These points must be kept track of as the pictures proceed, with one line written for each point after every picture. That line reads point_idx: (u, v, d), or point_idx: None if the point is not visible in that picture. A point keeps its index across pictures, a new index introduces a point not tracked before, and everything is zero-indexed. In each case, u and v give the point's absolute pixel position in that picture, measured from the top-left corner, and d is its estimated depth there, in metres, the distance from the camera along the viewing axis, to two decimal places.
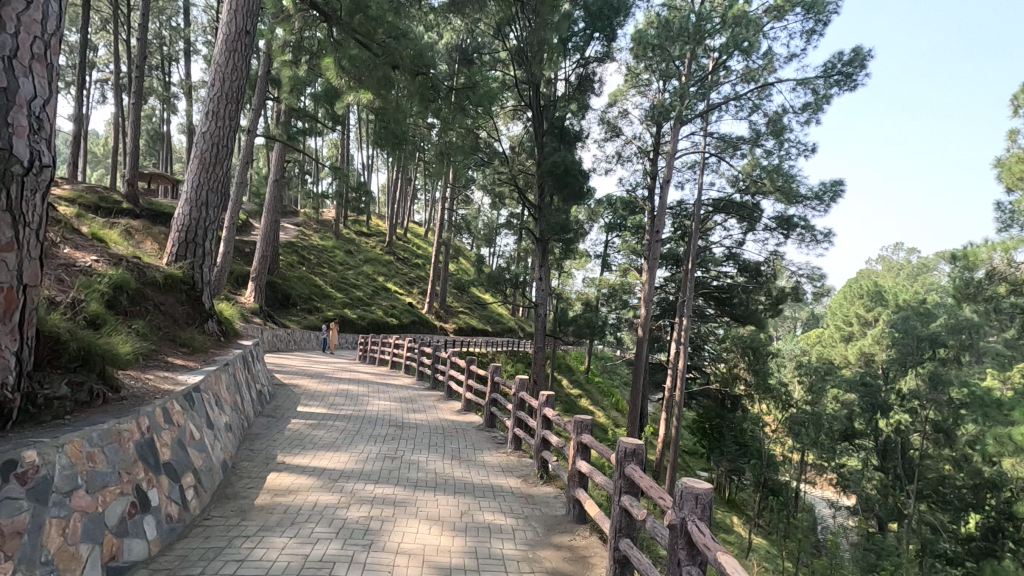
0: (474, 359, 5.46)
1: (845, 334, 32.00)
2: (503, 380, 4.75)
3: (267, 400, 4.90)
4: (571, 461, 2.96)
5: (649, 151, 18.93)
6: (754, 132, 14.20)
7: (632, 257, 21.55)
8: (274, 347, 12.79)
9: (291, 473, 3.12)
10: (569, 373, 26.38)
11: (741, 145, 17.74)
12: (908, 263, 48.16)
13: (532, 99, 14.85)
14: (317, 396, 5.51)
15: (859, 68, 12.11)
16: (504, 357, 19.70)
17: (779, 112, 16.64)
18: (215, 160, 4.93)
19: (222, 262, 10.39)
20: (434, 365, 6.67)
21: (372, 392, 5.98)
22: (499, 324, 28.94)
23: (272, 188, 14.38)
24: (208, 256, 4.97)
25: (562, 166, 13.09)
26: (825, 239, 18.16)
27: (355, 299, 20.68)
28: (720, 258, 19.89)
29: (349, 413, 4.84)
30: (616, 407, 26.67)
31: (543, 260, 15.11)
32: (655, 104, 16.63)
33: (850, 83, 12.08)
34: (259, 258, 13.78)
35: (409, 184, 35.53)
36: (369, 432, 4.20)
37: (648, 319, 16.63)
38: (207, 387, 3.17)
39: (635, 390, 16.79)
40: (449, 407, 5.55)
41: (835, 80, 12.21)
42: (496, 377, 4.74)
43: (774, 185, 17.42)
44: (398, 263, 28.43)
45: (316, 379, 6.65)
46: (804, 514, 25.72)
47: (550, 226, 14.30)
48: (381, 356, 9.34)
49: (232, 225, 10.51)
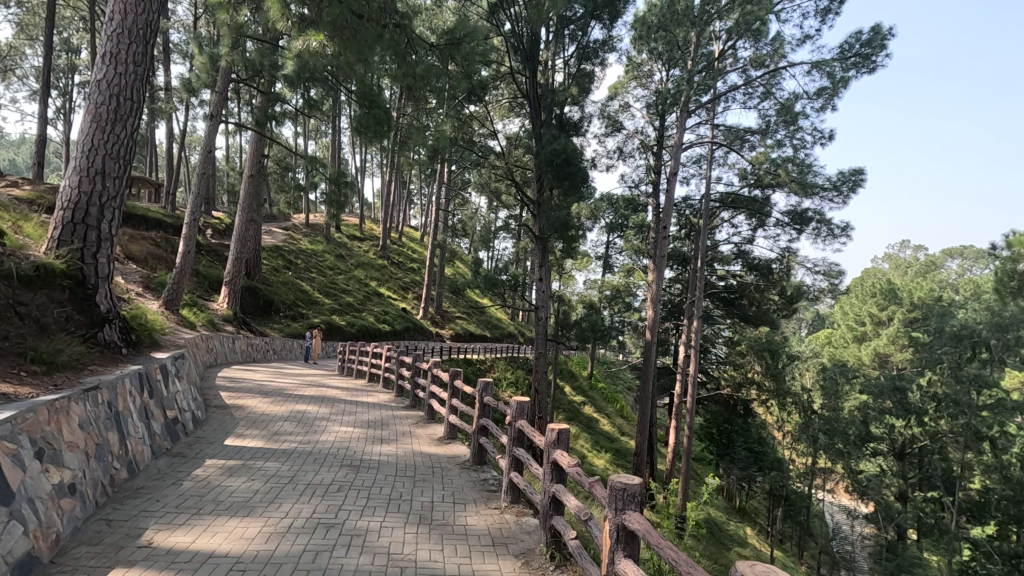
0: (460, 371, 4.24)
1: (856, 334, 30.82)
2: (495, 402, 3.54)
3: (184, 430, 3.69)
4: (608, 552, 1.93)
5: (653, 145, 17.87)
6: (766, 122, 13.19)
7: (637, 257, 20.43)
8: (248, 358, 11.65)
9: (147, 568, 1.93)
10: (572, 379, 25.23)
11: (751, 136, 16.66)
12: (915, 260, 47.10)
13: (528, 88, 13.74)
14: (259, 421, 4.31)
15: (880, 48, 10.95)
16: (502, 364, 18.58)
17: (792, 99, 15.50)
18: (114, 116, 3.76)
19: (181, 263, 9.17)
20: (414, 380, 5.49)
21: (333, 413, 4.80)
22: (498, 329, 27.78)
23: (247, 184, 13.23)
24: (108, 244, 3.81)
25: (563, 155, 12.03)
26: (841, 233, 17.08)
27: (345, 305, 19.55)
28: (728, 256, 18.81)
29: (293, 447, 3.62)
30: (621, 414, 25.52)
31: (544, 260, 14.01)
32: (659, 93, 15.57)
33: (869, 65, 10.92)
34: (233, 259, 12.62)
35: (403, 187, 34.38)
36: (308, 479, 3.01)
37: (656, 321, 15.48)
38: (19, 430, 1.98)
39: (643, 399, 15.60)
40: (426, 432, 4.37)
41: (852, 62, 11.06)
42: (486, 398, 3.54)
43: (787, 176, 16.31)
44: (392, 268, 27.30)
45: (270, 398, 5.45)
46: (818, 523, 24.63)
47: (549, 222, 13.17)
48: (359, 367, 8.17)
49: (193, 221, 9.34)
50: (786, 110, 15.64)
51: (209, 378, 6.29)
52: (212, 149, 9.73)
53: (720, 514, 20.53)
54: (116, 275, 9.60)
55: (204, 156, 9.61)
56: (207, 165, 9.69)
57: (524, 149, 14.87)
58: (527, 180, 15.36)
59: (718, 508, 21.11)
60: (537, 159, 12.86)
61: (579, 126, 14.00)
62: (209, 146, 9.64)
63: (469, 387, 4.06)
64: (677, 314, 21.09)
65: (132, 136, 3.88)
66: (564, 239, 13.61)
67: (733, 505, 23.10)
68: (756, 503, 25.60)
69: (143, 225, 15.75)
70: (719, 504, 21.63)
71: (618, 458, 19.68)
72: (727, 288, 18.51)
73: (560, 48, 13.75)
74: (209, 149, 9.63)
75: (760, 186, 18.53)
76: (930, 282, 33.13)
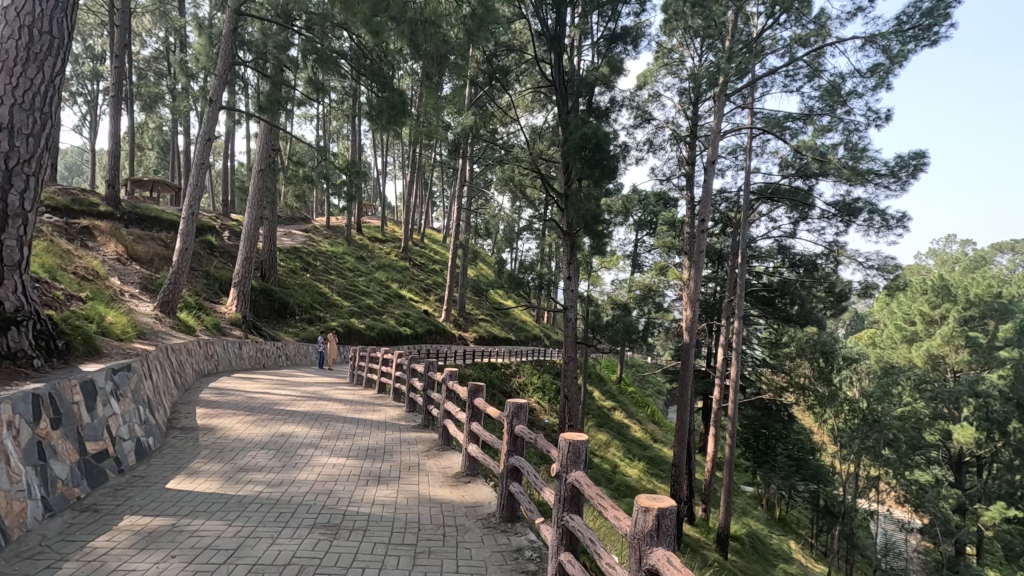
0: (481, 387, 3.26)
1: (906, 334, 28.25)
2: (532, 434, 2.54)
3: (114, 468, 2.77)
4: None
5: (685, 135, 16.72)
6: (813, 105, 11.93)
7: (670, 255, 19.17)
8: (258, 365, 10.91)
9: None
10: (601, 384, 24.06)
11: (795, 121, 15.35)
12: (963, 255, 44.36)
13: (554, 74, 12.75)
14: (226, 451, 3.35)
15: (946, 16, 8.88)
16: (528, 369, 17.60)
17: (840, 77, 14.04)
18: (25, 53, 3.25)
19: (178, 261, 8.38)
20: (426, 394, 4.50)
21: (324, 437, 3.83)
22: (523, 331, 26.74)
23: (256, 179, 12.48)
24: (20, 220, 3.29)
25: (594, 140, 10.99)
26: (898, 222, 15.64)
27: (364, 307, 18.76)
28: (769, 251, 17.51)
29: (255, 495, 2.64)
30: (652, 419, 24.30)
31: (572, 256, 12.98)
32: (693, 78, 14.37)
33: (932, 38, 8.88)
34: (242, 259, 11.90)
35: (423, 187, 33.54)
36: (257, 557, 2.01)
37: (694, 322, 14.26)
38: None
39: (681, 404, 14.32)
40: (440, 466, 3.36)
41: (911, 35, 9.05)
42: (519, 428, 2.56)
43: (840, 164, 14.86)
44: (414, 269, 26.56)
45: (256, 414, 4.54)
46: (865, 535, 23.04)
47: (578, 215, 12.13)
48: (369, 376, 7.25)
49: (191, 216, 8.50)
50: (832, 90, 14.24)
51: (193, 392, 5.44)
52: (210, 137, 8.86)
53: (760, 526, 19.23)
54: (112, 275, 8.92)
55: (202, 145, 8.69)
56: (206, 155, 8.77)
57: (550, 140, 13.84)
58: (554, 173, 14.38)
59: (758, 520, 19.82)
60: (564, 147, 11.81)
61: (608, 114, 12.94)
62: (207, 134, 8.78)
63: (493, 407, 3.06)
64: (714, 315, 19.79)
65: (50, 83, 3.41)
66: (594, 234, 12.56)
67: (774, 516, 21.72)
68: (797, 513, 24.11)
69: (156, 227, 15.22)
70: (759, 516, 20.31)
71: (653, 467, 18.50)
72: (768, 286, 17.21)
73: (589, 28, 12.57)
74: (207, 137, 8.79)
75: (804, 176, 17.17)
76: (984, 276, 30.81)
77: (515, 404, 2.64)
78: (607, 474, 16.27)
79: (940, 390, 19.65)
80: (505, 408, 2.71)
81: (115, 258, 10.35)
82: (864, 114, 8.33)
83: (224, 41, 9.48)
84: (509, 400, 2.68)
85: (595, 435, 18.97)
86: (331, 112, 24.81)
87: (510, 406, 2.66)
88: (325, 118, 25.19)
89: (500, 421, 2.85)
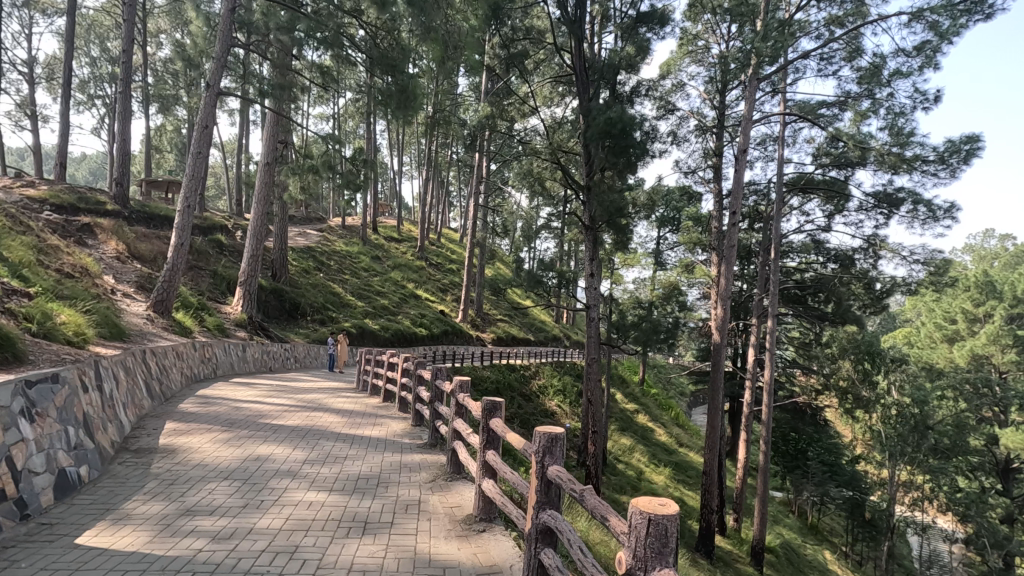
0: (498, 404, 2.53)
1: (947, 334, 26.61)
2: (578, 483, 1.88)
3: (12, 517, 2.09)
4: None
5: (712, 126, 15.79)
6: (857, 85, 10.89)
7: (695, 252, 18.23)
8: (263, 367, 10.35)
9: None
10: (623, 386, 23.15)
11: (831, 108, 14.34)
12: (1004, 250, 42.18)
13: (575, 60, 11.97)
14: (178, 484, 2.66)
15: None
16: (548, 371, 16.83)
17: (881, 57, 12.94)
18: None
19: (174, 258, 7.77)
20: (433, 407, 3.77)
21: (306, 463, 3.10)
22: (543, 332, 25.92)
23: (263, 173, 11.87)
24: None
25: (620, 125, 10.10)
26: (946, 213, 14.48)
27: (378, 307, 18.16)
28: (804, 245, 16.45)
29: (190, 557, 1.92)
30: (676, 423, 23.32)
31: (594, 252, 12.14)
32: (721, 62, 13.47)
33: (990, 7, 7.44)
34: (248, 257, 11.35)
35: (440, 185, 32.95)
36: None
37: (725, 320, 13.30)
38: None
39: (713, 410, 13.32)
40: (446, 506, 2.61)
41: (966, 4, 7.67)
42: (560, 476, 1.88)
43: (884, 151, 13.73)
44: (430, 269, 25.94)
45: (236, 429, 3.86)
46: (902, 544, 21.80)
47: (602, 208, 11.28)
48: (373, 382, 6.56)
49: (187, 209, 7.90)
50: (871, 73, 13.09)
51: (176, 401, 4.82)
52: (208, 125, 8.25)
53: (794, 536, 18.18)
54: (107, 273, 8.40)
55: (199, 132, 8.08)
56: (203, 143, 8.16)
57: (570, 131, 13.05)
58: (574, 166, 13.57)
59: (791, 529, 18.79)
60: (586, 134, 11.01)
61: (632, 101, 12.06)
62: (205, 121, 8.16)
63: (516, 434, 2.35)
64: (744, 314, 18.78)
65: None
66: (618, 228, 11.72)
67: (806, 524, 20.63)
68: (830, 521, 22.93)
69: (165, 227, 14.83)
70: (792, 525, 19.27)
71: (680, 473, 17.57)
72: (802, 282, 16.12)
73: (611, 9, 11.73)
74: (205, 125, 8.18)
75: (841, 165, 16.09)
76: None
77: (548, 436, 1.97)
78: (632, 481, 15.45)
79: (991, 393, 18.30)
80: (533, 440, 2.03)
81: (114, 257, 9.86)
82: (910, 96, 7.55)
83: (222, 21, 8.89)
84: (541, 430, 1.99)
85: (618, 440, 18.15)
86: (346, 111, 24.34)
87: (541, 438, 1.99)
88: (340, 117, 24.76)
89: (525, 455, 2.14)
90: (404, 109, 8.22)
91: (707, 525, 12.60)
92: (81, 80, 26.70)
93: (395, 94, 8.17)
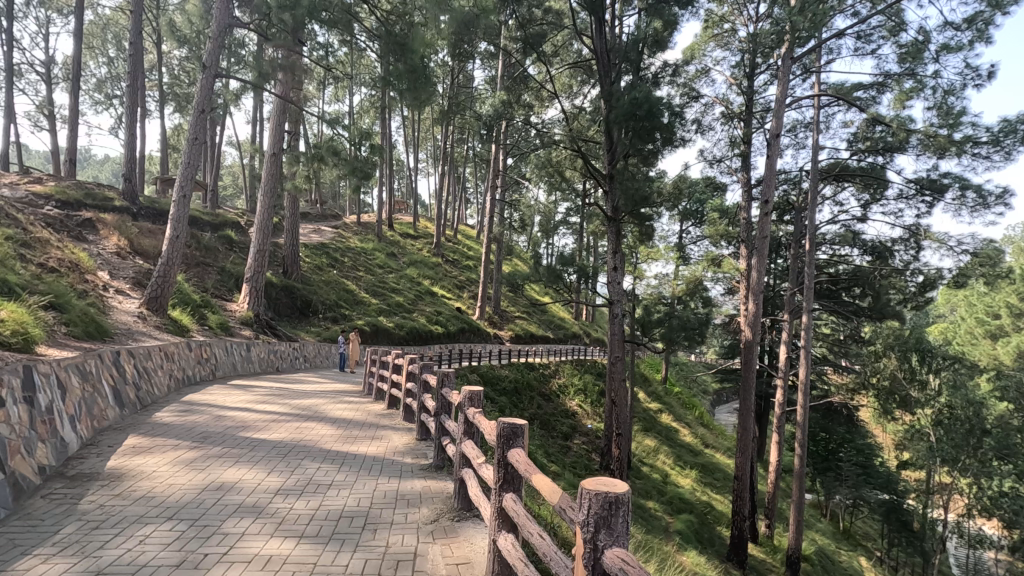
0: (520, 430, 1.94)
1: (990, 330, 25.22)
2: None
3: None
4: None
5: (739, 112, 14.93)
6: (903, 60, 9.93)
7: (722, 244, 17.34)
8: (269, 367, 9.85)
9: None
10: (645, 384, 22.34)
11: (868, 89, 13.40)
12: None
13: (595, 42, 11.18)
14: (100, 529, 2.05)
15: None
16: (568, 369, 16.15)
17: (925, 33, 11.92)
18: None
19: (168, 252, 7.26)
20: (439, 421, 3.16)
21: (278, 496, 2.48)
22: (562, 329, 25.17)
23: (268, 164, 11.35)
24: None
25: (646, 106, 9.32)
26: (997, 201, 13.42)
27: (393, 304, 17.63)
28: (839, 237, 15.48)
29: None
30: (701, 423, 22.43)
31: (617, 244, 11.37)
32: (750, 42, 12.63)
33: None
34: (254, 253, 10.86)
35: (457, 181, 32.36)
36: None
37: (756, 315, 12.43)
38: None
39: (744, 412, 12.45)
40: (450, 562, 1.97)
41: None
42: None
43: (930, 133, 12.71)
44: (446, 265, 25.40)
45: (207, 445, 3.28)
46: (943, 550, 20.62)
47: (625, 195, 10.51)
48: (379, 386, 5.98)
49: (183, 199, 7.36)
50: (915, 49, 12.08)
51: (152, 411, 4.27)
52: (205, 110, 7.74)
53: (827, 541, 17.23)
54: (102, 269, 7.96)
55: (195, 117, 7.55)
56: (200, 128, 7.63)
57: (591, 119, 12.33)
58: (595, 155, 12.83)
59: (824, 535, 17.82)
60: (608, 117, 10.24)
61: (656, 84, 11.26)
62: (201, 106, 7.65)
63: (549, 479, 1.75)
64: (776, 309, 17.83)
65: None
66: (642, 218, 10.93)
67: (840, 528, 19.59)
68: (864, 525, 21.82)
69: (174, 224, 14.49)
70: (824, 529, 18.30)
71: (707, 476, 16.75)
72: (836, 275, 15.16)
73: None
74: (201, 109, 7.66)
75: (879, 152, 15.10)
76: None
77: (596, 497, 1.44)
78: (657, 485, 14.69)
79: None
80: (576, 498, 1.50)
81: (114, 252, 9.45)
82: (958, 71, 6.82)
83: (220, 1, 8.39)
84: (587, 490, 1.46)
85: (641, 441, 17.40)
86: (360, 106, 23.91)
87: (587, 498, 1.46)
88: (355, 113, 24.37)
89: (563, 518, 1.58)
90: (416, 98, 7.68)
91: (739, 534, 11.76)
92: (99, 81, 26.72)
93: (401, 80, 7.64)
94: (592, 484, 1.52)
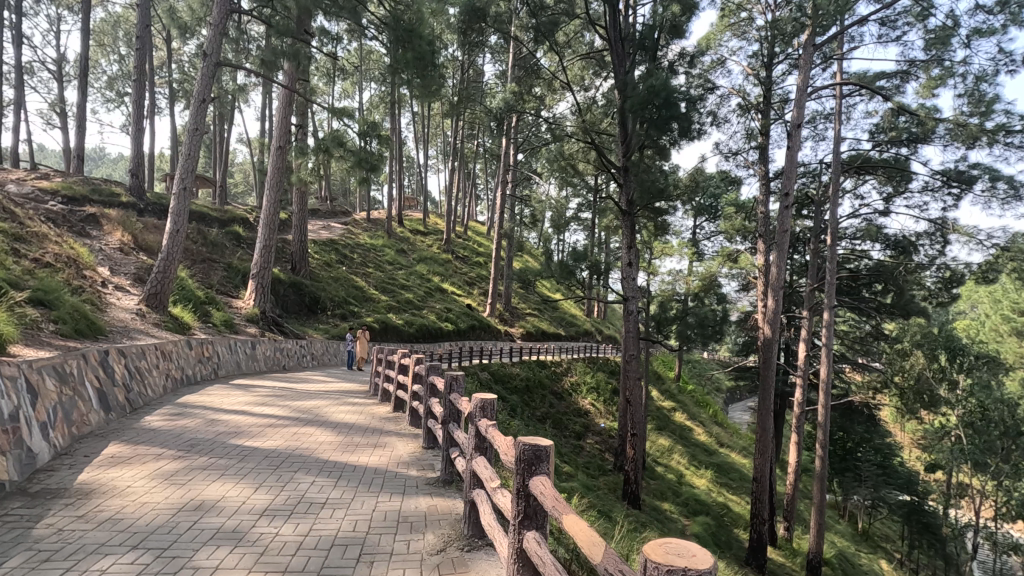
0: (546, 456, 1.69)
1: (1016, 327, 24.41)
2: None
3: None
4: None
5: (757, 103, 14.44)
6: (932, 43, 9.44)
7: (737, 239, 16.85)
8: (274, 365, 9.61)
9: None
10: (659, 383, 21.90)
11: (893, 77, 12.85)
12: None
13: (609, 30, 10.73)
14: (51, 562, 1.79)
15: None
16: (581, 367, 15.80)
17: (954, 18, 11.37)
18: None
19: (167, 246, 7.00)
20: (446, 429, 2.86)
21: (262, 519, 2.20)
22: (573, 326, 24.78)
23: (273, 157, 11.07)
24: None
25: (664, 94, 8.89)
26: None
27: (403, 301, 17.38)
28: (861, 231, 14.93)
29: None
30: (716, 422, 21.94)
31: (632, 239, 10.97)
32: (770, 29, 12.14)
33: None
34: (259, 248, 10.60)
35: (467, 177, 32.01)
36: None
37: (776, 312, 11.97)
38: None
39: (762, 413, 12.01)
40: None
41: None
42: None
43: (959, 122, 12.15)
44: (457, 262, 25.12)
45: (192, 454, 3.00)
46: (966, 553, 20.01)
47: (640, 188, 10.10)
48: (385, 387, 5.69)
49: (184, 192, 7.07)
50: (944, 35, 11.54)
51: (141, 414, 4.00)
52: (206, 99, 7.48)
53: (847, 543, 16.74)
54: (103, 265, 7.75)
55: (195, 106, 7.28)
56: (200, 118, 7.36)
57: (604, 110, 11.93)
58: (609, 147, 12.42)
59: (844, 536, 17.34)
60: (623, 106, 9.84)
61: (673, 72, 10.83)
62: (201, 95, 7.38)
63: (582, 522, 1.48)
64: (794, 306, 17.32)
65: None
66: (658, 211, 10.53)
67: (859, 529, 19.07)
68: (883, 526, 21.25)
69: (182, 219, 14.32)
70: (843, 530, 17.81)
71: (722, 476, 16.34)
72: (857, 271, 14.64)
73: None
74: (201, 98, 7.38)
75: (904, 143, 14.53)
76: None
77: (667, 573, 1.15)
78: (672, 485, 14.31)
79: None
80: (638, 570, 1.22)
81: (117, 248, 9.26)
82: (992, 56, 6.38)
83: None
84: (653, 563, 1.18)
85: (655, 440, 17.01)
86: (370, 101, 23.64)
87: (654, 573, 1.17)
88: (364, 109, 24.09)
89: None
90: (426, 88, 7.39)
91: (757, 537, 11.35)
92: (110, 78, 26.69)
93: (407, 67, 7.31)
94: (658, 552, 1.23)
